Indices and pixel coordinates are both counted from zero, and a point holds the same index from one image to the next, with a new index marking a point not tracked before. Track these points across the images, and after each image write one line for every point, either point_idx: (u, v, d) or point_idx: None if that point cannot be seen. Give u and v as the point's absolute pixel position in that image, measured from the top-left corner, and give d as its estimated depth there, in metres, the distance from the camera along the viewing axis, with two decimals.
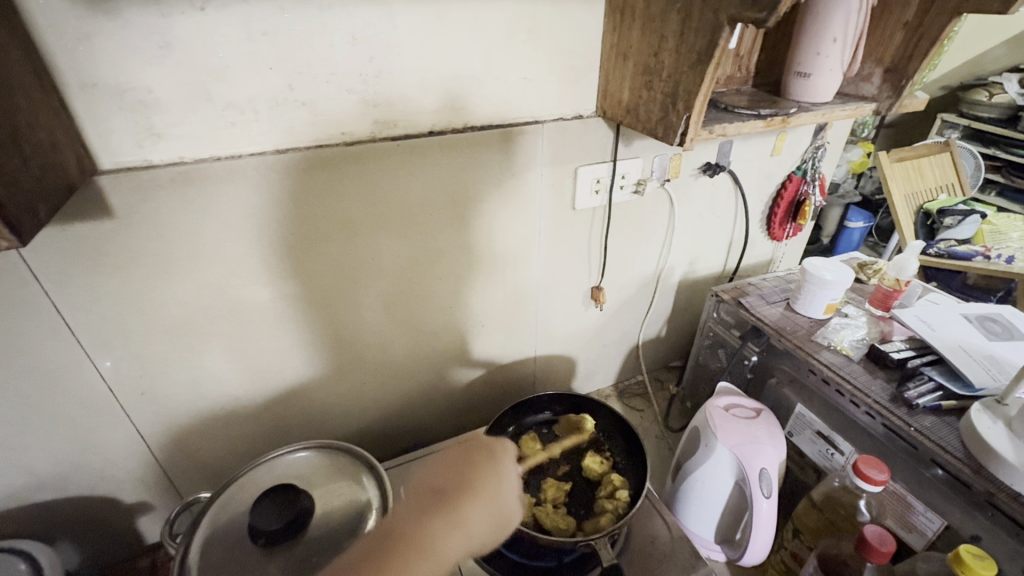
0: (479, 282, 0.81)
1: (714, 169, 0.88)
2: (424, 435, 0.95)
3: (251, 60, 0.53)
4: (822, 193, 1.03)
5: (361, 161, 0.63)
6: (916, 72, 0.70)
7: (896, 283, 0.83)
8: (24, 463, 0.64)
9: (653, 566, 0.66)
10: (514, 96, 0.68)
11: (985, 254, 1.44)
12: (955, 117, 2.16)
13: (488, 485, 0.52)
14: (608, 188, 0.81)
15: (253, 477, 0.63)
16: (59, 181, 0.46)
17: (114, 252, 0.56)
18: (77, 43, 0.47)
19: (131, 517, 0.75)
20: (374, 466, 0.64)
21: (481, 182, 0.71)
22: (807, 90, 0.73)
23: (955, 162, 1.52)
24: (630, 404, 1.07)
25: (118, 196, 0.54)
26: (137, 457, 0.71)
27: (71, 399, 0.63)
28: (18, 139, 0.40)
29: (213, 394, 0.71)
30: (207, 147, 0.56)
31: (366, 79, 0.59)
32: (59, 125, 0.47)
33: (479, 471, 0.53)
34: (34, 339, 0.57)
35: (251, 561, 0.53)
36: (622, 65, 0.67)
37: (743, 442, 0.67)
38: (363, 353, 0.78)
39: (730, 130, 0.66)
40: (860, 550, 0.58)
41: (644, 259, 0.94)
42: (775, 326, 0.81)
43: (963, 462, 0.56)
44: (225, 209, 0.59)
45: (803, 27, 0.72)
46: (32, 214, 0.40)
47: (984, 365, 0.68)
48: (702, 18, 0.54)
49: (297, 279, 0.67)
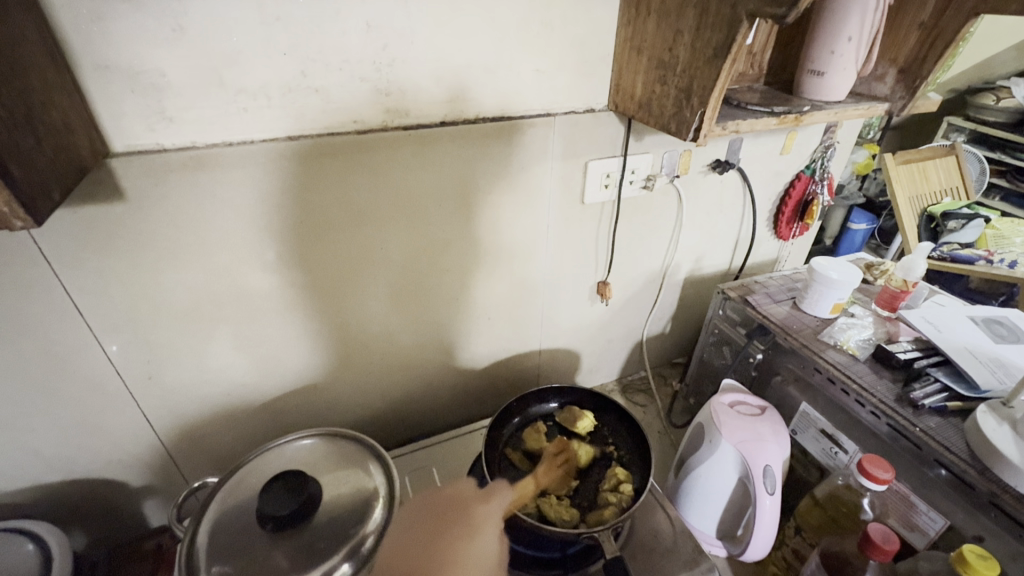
0: (486, 273, 0.81)
1: (724, 166, 0.88)
2: (428, 427, 0.95)
3: (264, 45, 0.53)
4: (829, 192, 1.02)
5: (371, 150, 0.63)
6: (931, 73, 0.69)
7: (903, 285, 0.83)
8: (31, 446, 0.65)
9: (656, 559, 0.66)
10: (526, 88, 0.68)
11: (988, 258, 1.43)
12: (961, 120, 2.16)
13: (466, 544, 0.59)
14: (617, 183, 0.81)
15: (259, 463, 0.64)
16: (73, 163, 0.45)
17: (124, 235, 0.56)
18: (92, 24, 0.46)
19: (135, 501, 0.76)
20: (381, 455, 0.64)
21: (490, 174, 0.71)
22: (820, 89, 0.73)
23: (961, 165, 1.50)
24: (633, 399, 1.08)
25: (130, 179, 0.53)
26: (143, 441, 0.71)
27: (79, 383, 0.63)
28: (32, 119, 0.40)
29: (219, 381, 0.71)
30: (218, 132, 0.55)
31: (379, 67, 0.59)
32: (72, 108, 0.47)
33: (459, 533, 0.60)
34: (44, 321, 0.57)
35: (259, 546, 0.53)
36: (636, 59, 0.67)
37: (748, 439, 0.67)
38: (368, 342, 0.78)
39: (742, 127, 0.66)
40: (863, 548, 0.58)
41: (650, 254, 0.94)
42: (782, 324, 0.81)
43: (968, 463, 0.57)
44: (235, 195, 0.59)
45: (818, 25, 0.71)
46: (46, 195, 0.40)
47: (990, 367, 0.69)
48: (719, 13, 0.53)
49: (304, 266, 0.67)
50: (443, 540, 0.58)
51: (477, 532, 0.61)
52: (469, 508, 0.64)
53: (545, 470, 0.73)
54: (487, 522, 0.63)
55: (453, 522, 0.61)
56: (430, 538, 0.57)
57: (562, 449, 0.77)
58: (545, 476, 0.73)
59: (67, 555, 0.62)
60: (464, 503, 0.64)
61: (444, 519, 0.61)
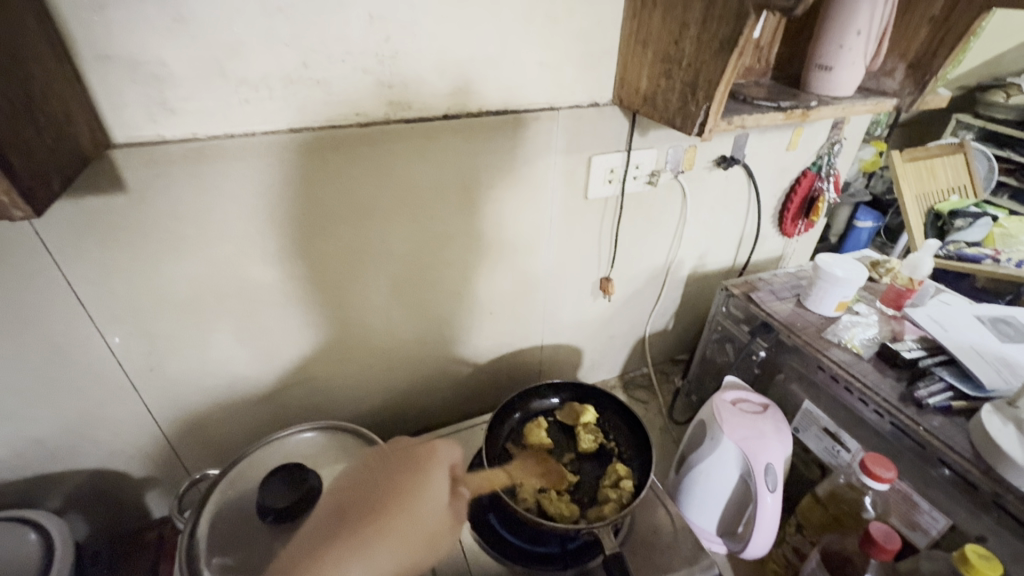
0: (488, 267, 0.80)
1: (729, 162, 0.87)
2: (429, 421, 0.95)
3: (265, 35, 0.52)
4: (836, 189, 1.01)
5: (373, 142, 0.62)
6: (941, 68, 0.68)
7: (909, 283, 0.83)
8: (34, 436, 0.65)
9: (655, 555, 0.66)
10: (530, 81, 0.67)
11: (995, 256, 1.42)
12: (970, 117, 2.13)
13: (416, 487, 0.56)
14: (621, 178, 0.80)
15: (259, 455, 0.64)
16: (73, 153, 0.45)
17: (125, 227, 0.56)
18: (92, 13, 0.46)
19: (137, 491, 0.76)
20: (381, 448, 0.64)
21: (493, 167, 0.71)
22: (828, 84, 0.72)
23: (969, 163, 1.50)
24: (634, 396, 1.07)
25: (131, 170, 0.53)
26: (145, 433, 0.71)
27: (81, 374, 0.63)
28: (32, 109, 0.40)
29: (221, 373, 0.71)
30: (220, 124, 0.55)
31: (381, 59, 0.58)
32: (73, 98, 0.47)
33: (413, 476, 0.57)
34: (46, 312, 0.57)
35: (259, 537, 0.54)
36: (641, 52, 0.66)
37: (749, 436, 0.66)
38: (370, 335, 0.78)
39: (748, 122, 0.65)
40: (864, 547, 0.57)
41: (654, 250, 0.94)
42: (785, 322, 0.80)
43: (972, 463, 0.56)
44: (236, 187, 0.58)
45: (827, 18, 0.70)
46: (46, 185, 0.40)
47: (996, 367, 0.68)
48: (726, 5, 0.53)
49: (306, 259, 0.67)
50: (398, 480, 0.56)
51: (428, 476, 0.58)
52: (418, 459, 0.59)
53: (525, 467, 0.74)
54: (438, 465, 0.59)
55: (403, 466, 0.58)
56: (366, 496, 0.55)
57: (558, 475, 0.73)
58: (523, 471, 0.73)
59: (66, 541, 0.62)
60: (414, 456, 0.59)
61: (397, 462, 0.58)
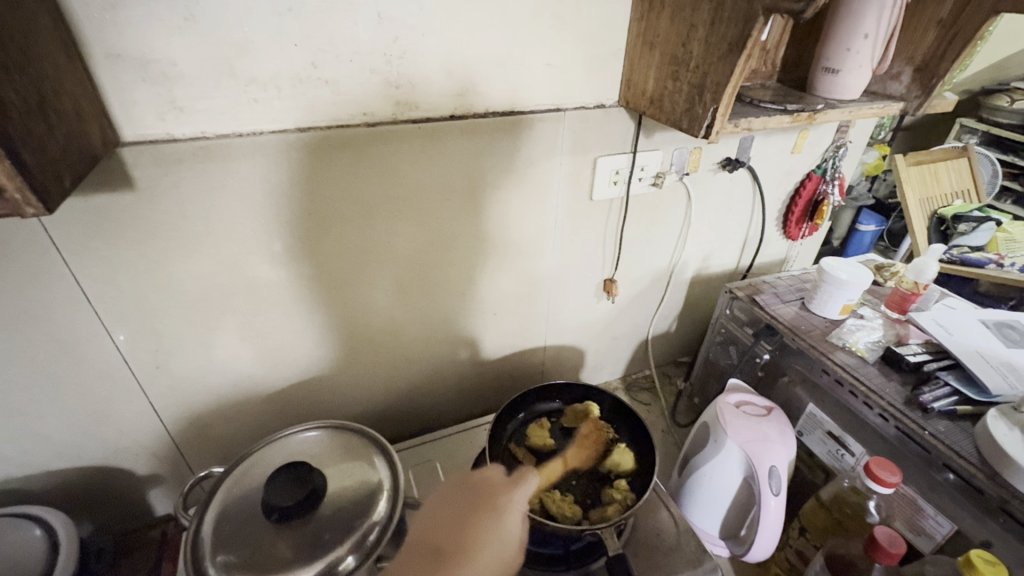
0: (493, 267, 0.80)
1: (734, 164, 0.87)
2: (432, 422, 0.95)
3: (275, 35, 0.53)
4: (840, 192, 1.01)
5: (380, 142, 0.62)
6: (948, 72, 0.68)
7: (914, 286, 0.82)
8: (40, 433, 0.65)
9: (658, 558, 0.66)
10: (537, 83, 0.67)
11: (998, 262, 1.40)
12: (974, 122, 2.13)
13: (493, 523, 0.52)
14: (626, 179, 0.80)
15: (263, 455, 0.64)
16: (84, 151, 0.45)
17: (134, 225, 0.56)
18: (104, 12, 0.46)
19: (140, 490, 0.76)
20: (386, 447, 0.64)
21: (500, 168, 0.71)
22: (835, 87, 0.72)
23: (973, 168, 1.50)
24: (637, 397, 1.07)
25: (140, 169, 0.53)
26: (150, 430, 0.72)
27: (87, 371, 0.63)
28: (45, 106, 0.40)
29: (226, 372, 0.72)
30: (228, 123, 0.55)
31: (389, 59, 0.58)
32: (84, 96, 0.47)
33: (484, 514, 0.52)
34: (53, 310, 0.58)
35: (264, 536, 0.54)
36: (648, 54, 0.66)
37: (753, 439, 0.66)
38: (375, 335, 0.78)
39: (755, 125, 0.65)
40: (869, 550, 0.57)
41: (658, 252, 0.94)
42: (790, 325, 0.80)
43: (977, 468, 0.56)
44: (244, 185, 0.59)
45: (834, 21, 0.70)
46: (57, 181, 0.40)
47: (1001, 371, 0.68)
48: (735, 8, 0.53)
49: (312, 259, 0.67)
50: (469, 527, 0.51)
51: (503, 517, 0.53)
52: (492, 501, 0.54)
53: (574, 450, 0.77)
54: (511, 500, 0.54)
55: (474, 498, 0.54)
56: (455, 521, 0.51)
57: (595, 429, 0.79)
58: (575, 454, 0.77)
59: (72, 540, 0.62)
60: (488, 494, 0.54)
61: (470, 496, 0.54)
